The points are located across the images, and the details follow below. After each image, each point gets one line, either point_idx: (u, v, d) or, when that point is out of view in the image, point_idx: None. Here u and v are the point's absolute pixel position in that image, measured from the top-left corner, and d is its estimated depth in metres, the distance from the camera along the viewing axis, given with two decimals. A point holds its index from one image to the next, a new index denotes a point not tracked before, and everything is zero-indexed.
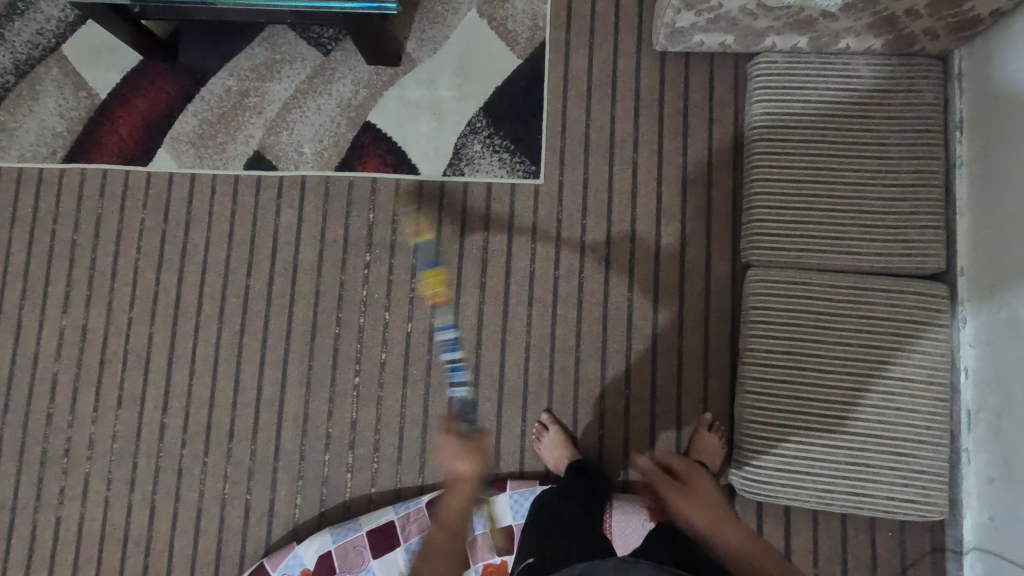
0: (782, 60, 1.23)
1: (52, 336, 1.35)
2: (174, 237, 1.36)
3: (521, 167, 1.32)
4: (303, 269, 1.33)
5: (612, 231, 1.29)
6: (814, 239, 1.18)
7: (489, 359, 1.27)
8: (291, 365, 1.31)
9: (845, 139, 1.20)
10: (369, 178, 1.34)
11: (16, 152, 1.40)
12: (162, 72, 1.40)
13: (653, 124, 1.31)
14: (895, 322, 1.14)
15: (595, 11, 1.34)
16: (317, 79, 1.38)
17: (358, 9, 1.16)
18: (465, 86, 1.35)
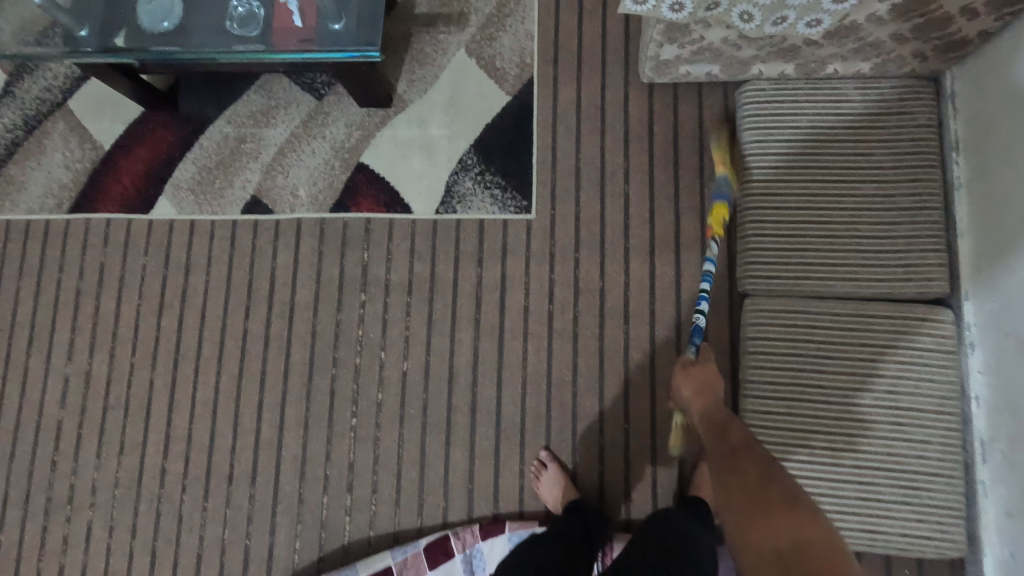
0: (770, 87, 1.23)
1: (57, 384, 1.37)
2: (175, 281, 1.39)
3: (513, 203, 1.32)
4: (299, 311, 1.34)
5: (606, 263, 1.28)
6: (810, 266, 1.16)
7: (483, 395, 1.26)
8: (289, 407, 1.31)
9: (838, 164, 1.19)
10: (363, 219, 1.35)
11: (25, 205, 1.45)
12: (162, 122, 1.45)
13: (643, 154, 1.30)
14: (900, 350, 1.11)
15: (582, 46, 1.36)
16: (311, 123, 1.40)
17: (342, 58, 1.18)
18: (455, 124, 1.36)
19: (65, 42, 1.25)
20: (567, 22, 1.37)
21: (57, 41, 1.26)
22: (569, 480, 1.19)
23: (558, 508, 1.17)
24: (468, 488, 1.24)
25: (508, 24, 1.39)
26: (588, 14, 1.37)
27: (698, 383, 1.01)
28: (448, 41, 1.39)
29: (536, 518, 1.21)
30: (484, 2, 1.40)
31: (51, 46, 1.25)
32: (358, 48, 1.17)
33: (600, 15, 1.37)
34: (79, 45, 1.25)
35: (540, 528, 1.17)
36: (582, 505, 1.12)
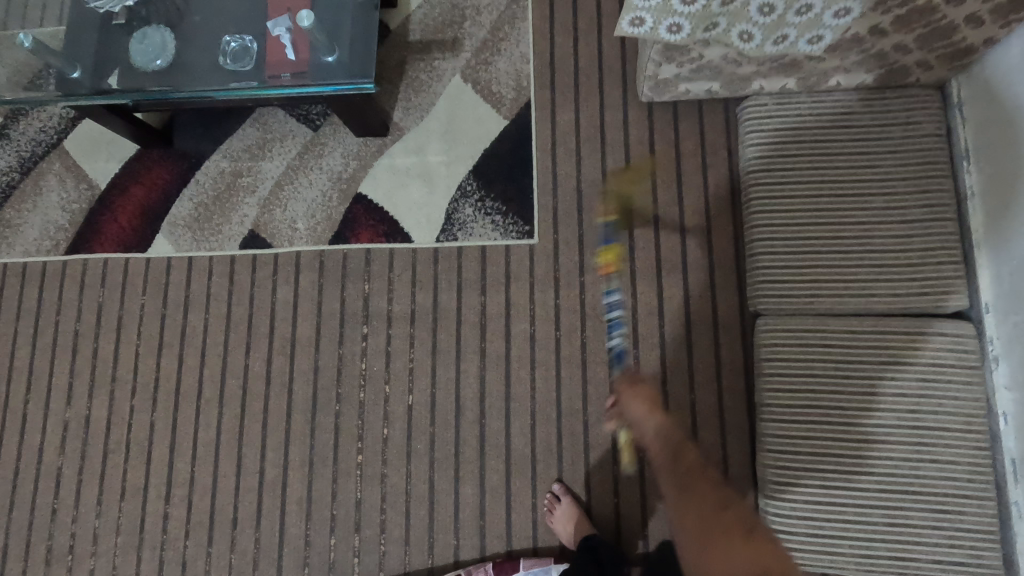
0: (772, 103, 1.21)
1: (56, 430, 1.34)
2: (174, 320, 1.36)
3: (515, 228, 1.29)
4: (301, 346, 1.31)
5: (612, 286, 1.25)
6: (824, 283, 1.13)
7: (491, 428, 1.23)
8: (293, 445, 1.27)
9: (846, 178, 1.17)
10: (363, 249, 1.33)
11: (21, 248, 1.43)
12: (158, 159, 1.43)
13: (645, 174, 1.28)
14: (921, 367, 1.08)
15: (578, 68, 1.34)
16: (308, 155, 1.38)
17: (338, 91, 1.17)
18: (453, 150, 1.34)
19: (58, 85, 1.25)
20: (562, 43, 1.35)
21: (50, 84, 1.25)
22: (584, 513, 1.15)
23: (573, 544, 1.13)
24: (480, 524, 1.20)
25: (502, 48, 1.37)
26: (583, 36, 1.35)
27: (647, 403, 0.95)
28: (443, 67, 1.38)
29: (551, 555, 1.16)
30: (477, 27, 1.39)
31: (44, 89, 1.24)
32: (352, 80, 1.16)
33: (595, 35, 1.35)
34: (73, 87, 1.24)
35: (557, 565, 1.13)
36: (598, 541, 1.08)
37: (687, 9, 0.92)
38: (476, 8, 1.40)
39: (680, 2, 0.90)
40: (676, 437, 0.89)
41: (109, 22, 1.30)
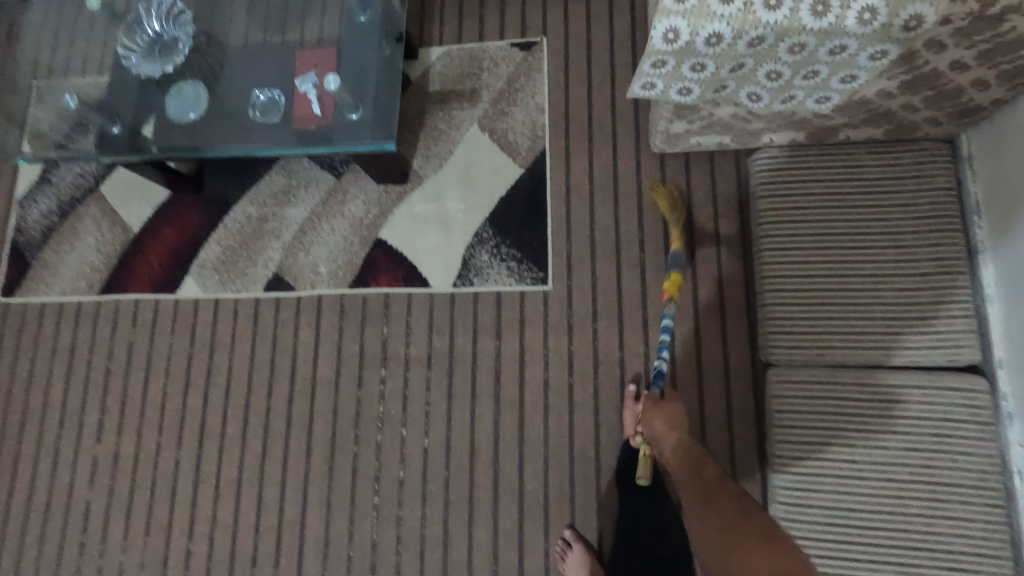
0: (782, 155, 1.23)
1: (87, 464, 1.40)
2: (200, 360, 1.41)
3: (529, 274, 1.33)
4: (321, 387, 1.35)
5: (625, 332, 1.28)
6: (835, 335, 1.14)
7: (504, 472, 1.25)
8: (312, 485, 1.31)
9: (857, 230, 1.18)
10: (382, 293, 1.37)
11: (58, 288, 1.51)
12: (189, 203, 1.50)
13: (658, 223, 1.31)
14: (933, 421, 1.08)
15: (592, 118, 1.38)
16: (330, 201, 1.44)
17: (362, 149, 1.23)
18: (470, 198, 1.38)
19: (99, 144, 1.33)
20: (576, 94, 1.40)
21: (92, 143, 1.34)
22: (596, 560, 1.16)
23: None
24: (493, 568, 1.21)
25: (519, 98, 1.42)
26: (596, 87, 1.40)
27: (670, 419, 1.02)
28: (461, 117, 1.43)
29: None
30: (495, 77, 1.44)
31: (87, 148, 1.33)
32: (375, 139, 1.22)
33: (608, 86, 1.39)
34: (110, 144, 1.32)
35: None
36: None
37: (695, 76, 0.95)
38: (493, 59, 1.45)
39: (688, 69, 0.93)
40: (697, 455, 0.92)
41: (146, 81, 1.37)
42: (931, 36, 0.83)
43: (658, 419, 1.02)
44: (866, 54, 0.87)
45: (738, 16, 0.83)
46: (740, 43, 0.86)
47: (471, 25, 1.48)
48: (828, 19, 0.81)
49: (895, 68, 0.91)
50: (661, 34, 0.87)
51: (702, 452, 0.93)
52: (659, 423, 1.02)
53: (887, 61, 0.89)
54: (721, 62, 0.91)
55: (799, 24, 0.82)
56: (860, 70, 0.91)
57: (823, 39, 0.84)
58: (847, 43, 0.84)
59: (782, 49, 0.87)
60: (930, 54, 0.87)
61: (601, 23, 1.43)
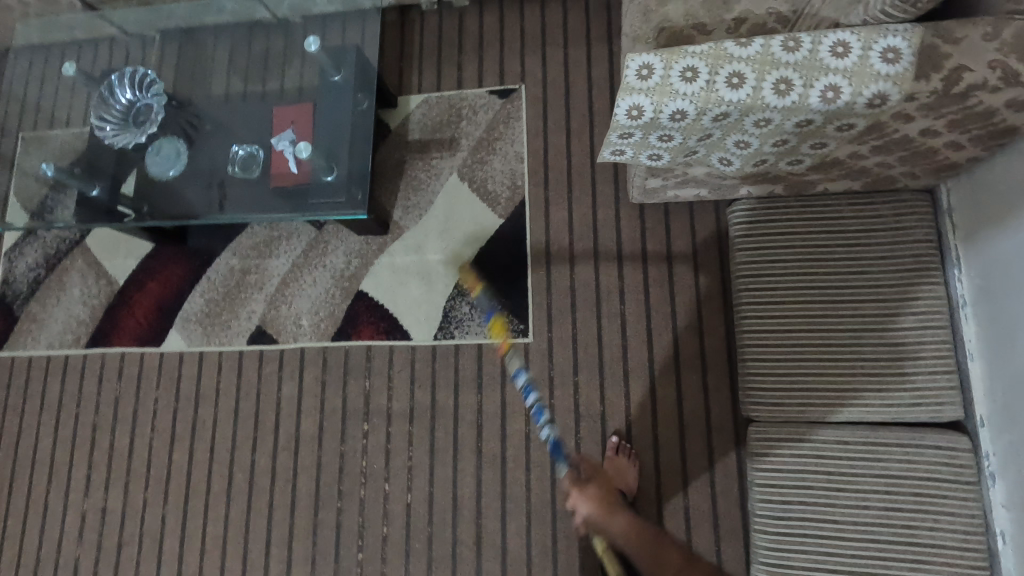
0: (760, 207, 1.23)
1: (75, 521, 1.40)
2: (185, 414, 1.42)
3: (510, 327, 1.33)
4: (304, 442, 1.35)
5: (606, 386, 1.27)
6: (816, 392, 1.13)
7: (487, 529, 1.25)
8: (296, 542, 1.31)
9: (837, 283, 1.17)
10: (364, 346, 1.37)
11: (45, 341, 1.51)
12: (173, 256, 1.50)
13: (638, 273, 1.31)
14: (916, 482, 1.06)
15: (571, 166, 1.38)
16: (312, 253, 1.44)
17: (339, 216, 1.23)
18: (450, 249, 1.38)
19: (80, 213, 1.35)
20: (555, 142, 1.40)
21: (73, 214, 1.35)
22: None
23: None
24: None
25: (498, 147, 1.42)
26: (575, 135, 1.40)
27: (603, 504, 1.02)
28: (441, 166, 1.43)
29: None
30: (474, 125, 1.44)
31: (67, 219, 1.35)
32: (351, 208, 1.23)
33: (587, 134, 1.39)
34: (90, 215, 1.34)
35: None
36: None
37: (664, 145, 0.94)
38: (472, 107, 1.45)
39: (656, 139, 0.92)
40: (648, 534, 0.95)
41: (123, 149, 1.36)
42: (897, 110, 0.82)
43: (588, 503, 1.03)
44: (834, 125, 0.86)
45: (701, 94, 0.83)
46: (705, 118, 0.85)
47: (450, 73, 1.48)
48: (791, 97, 0.81)
49: (864, 136, 0.90)
50: (625, 111, 0.86)
51: (652, 529, 0.96)
52: (590, 508, 1.02)
53: (855, 131, 0.88)
54: (688, 134, 0.90)
55: (762, 102, 0.81)
56: (829, 139, 0.90)
57: (789, 115, 0.83)
58: (813, 118, 0.84)
59: (748, 123, 0.86)
60: (899, 125, 0.86)
61: (579, 69, 1.43)
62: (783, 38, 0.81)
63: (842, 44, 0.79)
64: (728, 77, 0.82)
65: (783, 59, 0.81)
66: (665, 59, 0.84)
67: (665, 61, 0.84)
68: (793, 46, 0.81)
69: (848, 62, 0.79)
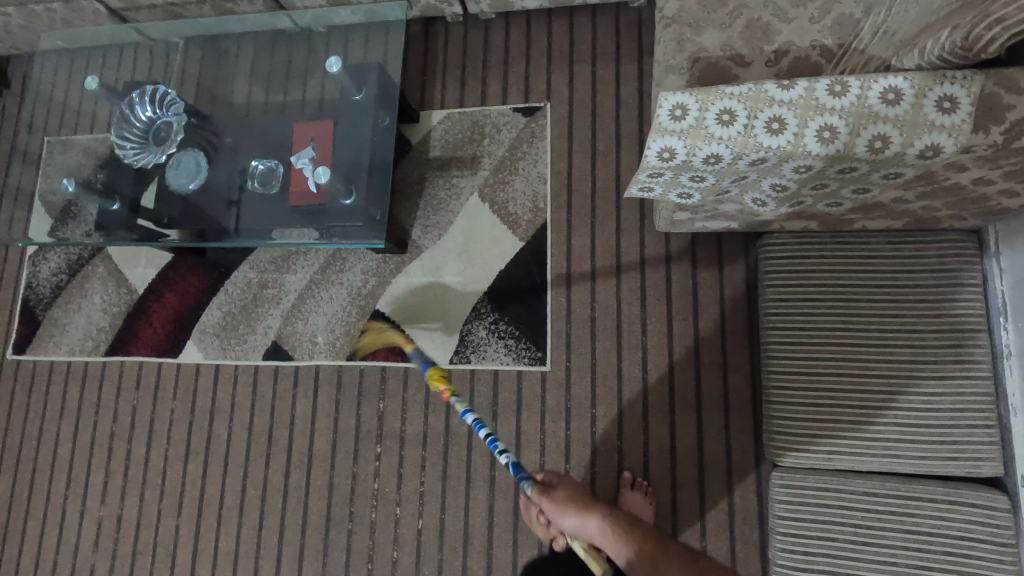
0: (793, 241, 1.17)
1: (91, 528, 1.42)
2: (200, 427, 1.42)
3: (527, 354, 1.30)
4: (316, 462, 1.35)
5: (624, 420, 1.24)
6: (846, 440, 1.08)
7: (498, 560, 1.23)
8: (306, 561, 1.30)
9: (874, 325, 1.11)
10: (379, 367, 1.36)
11: (66, 347, 1.53)
12: (191, 267, 1.50)
13: (661, 305, 1.27)
14: (949, 541, 1.01)
15: (595, 191, 1.34)
16: (329, 269, 1.43)
17: (354, 244, 1.22)
18: (468, 271, 1.35)
19: (102, 229, 1.37)
20: (579, 164, 1.36)
21: (93, 229, 1.37)
22: None
23: None
24: None
25: (520, 167, 1.38)
26: (600, 157, 1.36)
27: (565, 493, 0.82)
28: (461, 185, 1.40)
29: None
30: (496, 144, 1.40)
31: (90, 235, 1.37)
32: (364, 238, 1.21)
33: (613, 156, 1.35)
34: (114, 231, 1.36)
35: None
36: None
37: (695, 185, 0.89)
38: (495, 124, 1.41)
39: (687, 180, 0.87)
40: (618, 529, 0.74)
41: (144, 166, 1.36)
42: (951, 161, 0.77)
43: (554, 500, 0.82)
44: (879, 173, 0.81)
45: (738, 139, 0.78)
46: (741, 162, 0.81)
47: (473, 88, 1.45)
48: (836, 145, 0.76)
49: (913, 183, 0.85)
50: (656, 152, 0.82)
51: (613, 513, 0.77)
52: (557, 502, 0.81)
53: (903, 179, 0.82)
54: (722, 176, 0.86)
55: (804, 149, 0.76)
56: (874, 185, 0.85)
57: (831, 162, 0.79)
58: (857, 165, 0.79)
59: (786, 168, 0.81)
60: (950, 174, 0.81)
61: (606, 89, 1.38)
62: (829, 81, 0.76)
63: (892, 89, 0.74)
64: (768, 121, 0.77)
65: (827, 104, 0.75)
66: (700, 100, 0.79)
67: (700, 101, 0.79)
68: (839, 91, 0.75)
69: (900, 110, 0.74)
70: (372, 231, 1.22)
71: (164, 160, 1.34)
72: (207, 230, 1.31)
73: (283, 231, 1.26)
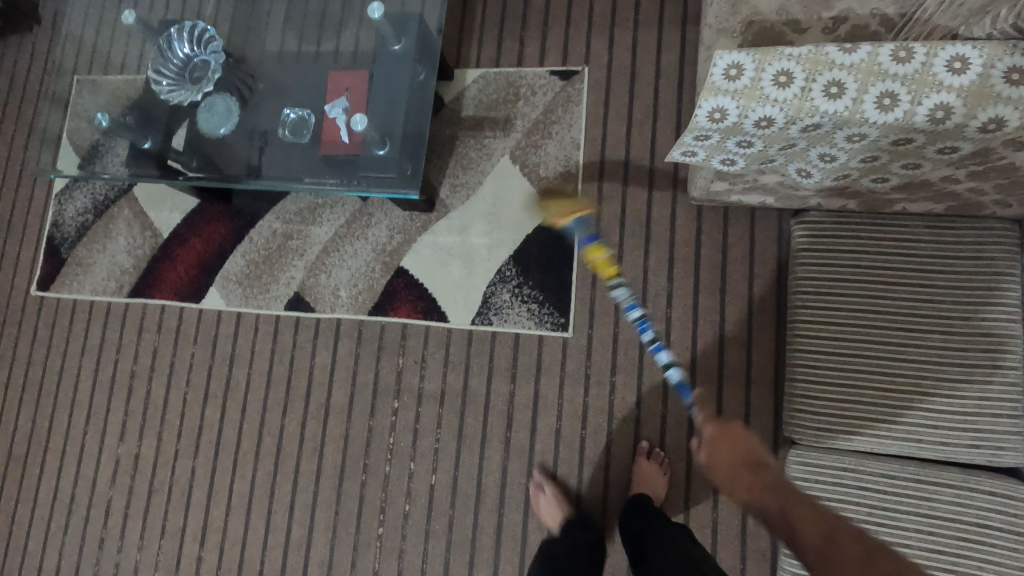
0: (829, 220, 1.16)
1: (109, 463, 1.44)
2: (219, 372, 1.43)
3: (550, 319, 1.29)
4: (334, 413, 1.36)
5: (643, 389, 1.24)
6: (867, 422, 1.08)
7: (509, 520, 1.25)
8: (319, 510, 1.32)
9: (904, 309, 1.09)
10: (400, 323, 1.36)
11: (89, 287, 1.54)
12: (216, 214, 1.50)
13: (688, 279, 1.26)
14: (964, 525, 1.01)
15: (629, 159, 1.33)
16: (355, 223, 1.42)
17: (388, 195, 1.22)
18: (496, 233, 1.35)
19: (130, 164, 1.37)
20: (614, 131, 1.34)
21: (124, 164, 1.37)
22: None
23: None
24: None
25: (554, 131, 1.36)
26: (636, 125, 1.33)
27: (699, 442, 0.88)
28: (493, 146, 1.38)
29: None
30: (531, 106, 1.38)
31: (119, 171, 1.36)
32: (399, 187, 1.20)
33: (649, 125, 1.33)
34: (142, 167, 1.35)
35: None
36: None
37: (741, 151, 0.88)
38: (531, 86, 1.39)
39: (733, 144, 0.86)
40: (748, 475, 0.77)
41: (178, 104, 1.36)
42: (1011, 138, 0.75)
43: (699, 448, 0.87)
44: (936, 147, 0.79)
45: (793, 102, 0.76)
46: (793, 128, 0.79)
47: (511, 49, 1.42)
48: (895, 113, 0.74)
49: (966, 160, 0.83)
50: (706, 112, 0.80)
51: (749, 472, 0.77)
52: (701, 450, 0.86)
53: (958, 155, 0.81)
54: (771, 142, 0.84)
55: (862, 116, 0.75)
56: (926, 160, 0.84)
57: (887, 132, 0.77)
58: (915, 136, 0.77)
59: (839, 136, 0.80)
60: (1008, 152, 0.79)
61: (647, 56, 1.36)
62: (893, 47, 0.74)
63: (959, 58, 0.72)
64: (826, 85, 0.75)
65: (889, 70, 0.74)
66: (757, 60, 0.77)
67: (757, 61, 0.77)
68: (905, 57, 0.73)
69: (966, 80, 0.71)
70: (404, 183, 1.20)
71: (199, 99, 1.34)
72: (236, 174, 1.30)
73: (313, 179, 1.25)
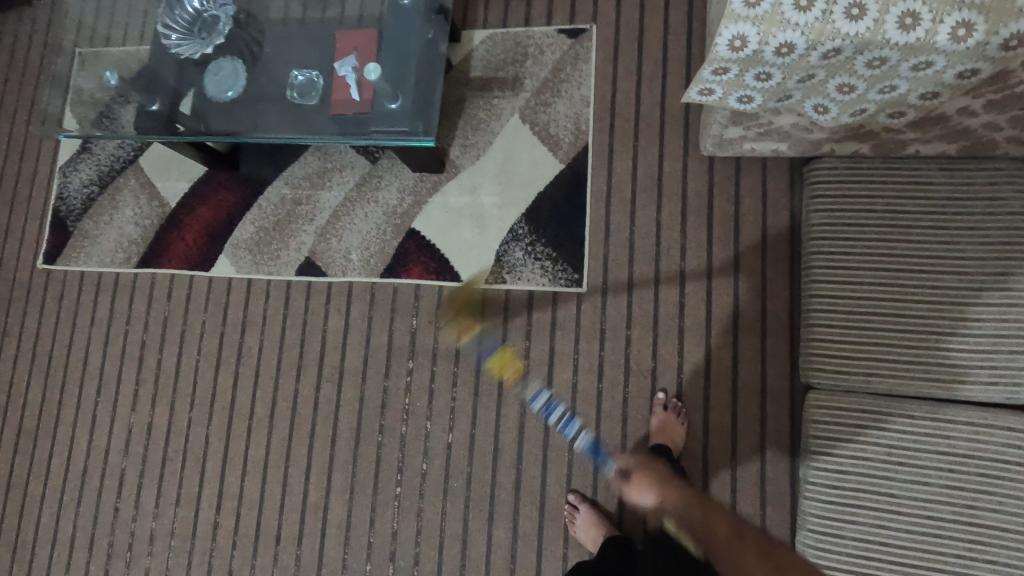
0: (843, 166, 1.16)
1: (121, 433, 1.43)
2: (231, 339, 1.43)
3: (564, 275, 1.29)
4: (348, 375, 1.35)
5: (659, 342, 1.25)
6: (885, 363, 1.08)
7: (528, 475, 1.24)
8: (336, 472, 1.32)
9: (919, 251, 1.10)
10: (413, 285, 1.36)
11: (97, 258, 1.53)
12: (224, 181, 1.49)
13: (701, 231, 1.27)
14: (983, 460, 1.02)
15: (639, 114, 1.33)
16: (365, 187, 1.42)
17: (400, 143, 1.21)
18: (506, 192, 1.34)
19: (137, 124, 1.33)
20: (624, 87, 1.34)
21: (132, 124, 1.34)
22: (603, 519, 1.17)
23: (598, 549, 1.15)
24: (511, 568, 1.22)
25: (563, 89, 1.36)
26: (646, 81, 1.33)
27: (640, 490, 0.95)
28: (502, 106, 1.38)
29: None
30: (539, 65, 1.38)
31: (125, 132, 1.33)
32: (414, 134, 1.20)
33: (658, 80, 1.33)
34: (149, 127, 1.33)
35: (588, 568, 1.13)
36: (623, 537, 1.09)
37: (759, 85, 0.87)
38: (539, 45, 1.39)
39: (752, 78, 0.86)
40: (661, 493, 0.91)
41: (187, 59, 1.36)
42: None
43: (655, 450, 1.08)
44: (955, 71, 0.80)
45: (815, 26, 0.76)
46: (813, 54, 0.79)
47: (518, 9, 1.42)
48: (916, 33, 0.74)
49: (984, 85, 0.84)
50: (727, 41, 0.80)
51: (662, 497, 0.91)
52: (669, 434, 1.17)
53: (976, 79, 0.82)
54: (790, 73, 0.84)
55: (883, 37, 0.75)
56: (944, 88, 0.85)
57: (908, 54, 0.77)
58: (935, 59, 0.78)
59: (860, 62, 0.80)
60: None
61: (655, 12, 1.36)
62: None
63: None
64: (847, 7, 0.75)
65: None
66: None
67: None
68: None
69: None
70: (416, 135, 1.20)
71: (211, 52, 1.34)
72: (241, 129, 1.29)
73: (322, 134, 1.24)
